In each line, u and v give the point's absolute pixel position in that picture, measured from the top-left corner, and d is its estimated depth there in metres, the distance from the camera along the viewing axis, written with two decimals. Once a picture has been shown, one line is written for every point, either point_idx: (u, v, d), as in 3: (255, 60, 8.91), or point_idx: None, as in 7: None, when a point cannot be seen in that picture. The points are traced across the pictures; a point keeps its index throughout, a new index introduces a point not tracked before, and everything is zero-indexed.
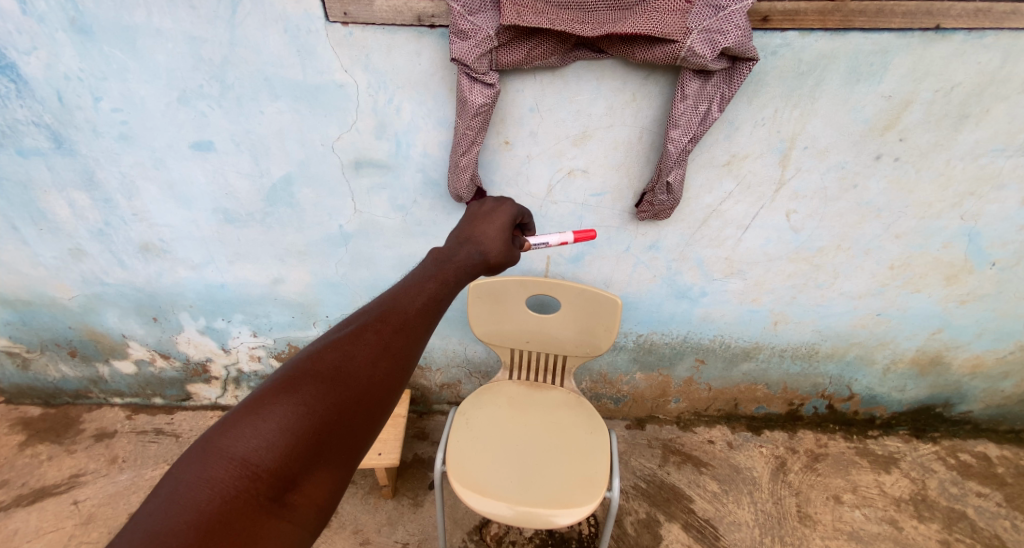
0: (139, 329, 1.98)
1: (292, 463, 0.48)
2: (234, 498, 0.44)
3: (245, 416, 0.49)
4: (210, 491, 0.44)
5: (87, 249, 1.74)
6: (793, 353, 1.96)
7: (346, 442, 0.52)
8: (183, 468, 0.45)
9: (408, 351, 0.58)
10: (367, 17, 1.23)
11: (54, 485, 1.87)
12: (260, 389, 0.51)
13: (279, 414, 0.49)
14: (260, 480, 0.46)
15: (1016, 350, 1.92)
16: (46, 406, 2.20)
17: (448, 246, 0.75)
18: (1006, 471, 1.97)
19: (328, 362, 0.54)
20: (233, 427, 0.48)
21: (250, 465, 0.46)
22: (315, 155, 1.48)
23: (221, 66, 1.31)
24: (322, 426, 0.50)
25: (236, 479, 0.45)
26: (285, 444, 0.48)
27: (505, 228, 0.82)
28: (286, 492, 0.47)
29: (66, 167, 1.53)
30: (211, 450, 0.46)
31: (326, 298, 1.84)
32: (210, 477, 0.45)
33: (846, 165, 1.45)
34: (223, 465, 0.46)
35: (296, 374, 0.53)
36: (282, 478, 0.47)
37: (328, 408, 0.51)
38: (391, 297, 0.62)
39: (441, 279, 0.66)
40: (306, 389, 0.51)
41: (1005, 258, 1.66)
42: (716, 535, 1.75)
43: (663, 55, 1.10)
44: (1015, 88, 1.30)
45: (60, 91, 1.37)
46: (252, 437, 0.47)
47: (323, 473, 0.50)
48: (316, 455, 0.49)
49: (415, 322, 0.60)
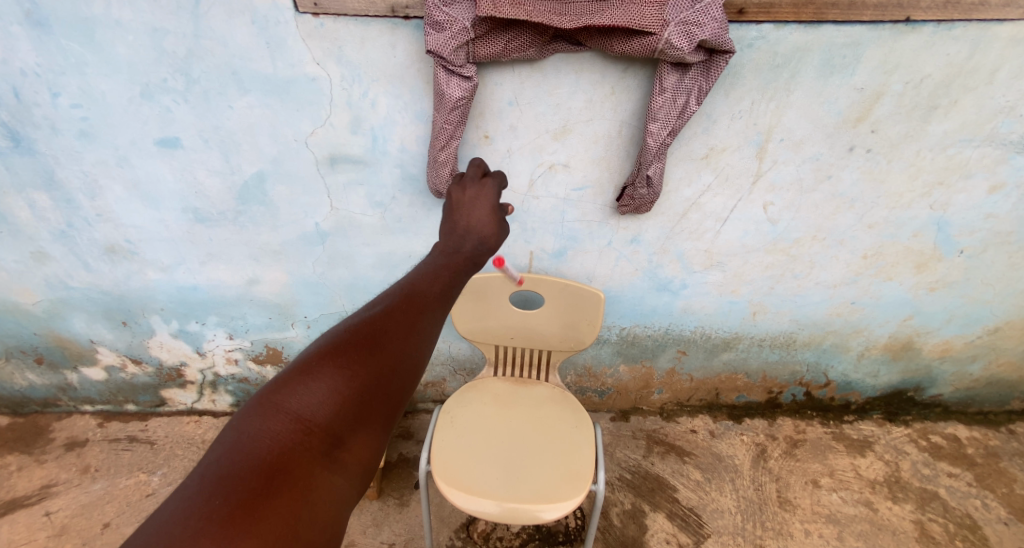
0: (107, 334, 1.90)
1: (342, 422, 0.49)
2: (291, 449, 0.46)
3: (297, 377, 0.50)
4: (270, 442, 0.46)
5: (48, 252, 1.66)
6: (772, 342, 2.00)
7: (386, 407, 0.52)
8: (244, 420, 0.47)
9: (433, 331, 0.56)
10: (338, 8, 1.19)
11: (23, 497, 1.79)
12: (308, 354, 0.53)
13: (327, 377, 0.50)
14: (313, 435, 0.47)
15: (983, 335, 2.00)
16: (12, 416, 2.11)
17: (449, 237, 0.71)
18: (975, 451, 2.05)
19: (363, 333, 0.54)
20: (287, 385, 0.49)
21: (305, 420, 0.48)
22: (288, 150, 1.43)
23: (185, 59, 1.26)
24: (366, 390, 0.51)
25: (293, 432, 0.47)
26: (335, 403, 0.49)
27: (495, 213, 0.77)
28: (335, 448, 0.48)
29: (23, 165, 1.45)
30: (270, 405, 0.48)
31: (304, 298, 1.80)
32: (270, 429, 0.46)
33: (821, 157, 1.47)
34: (281, 419, 0.47)
35: (338, 342, 0.53)
36: (333, 434, 0.48)
37: (370, 375, 0.51)
38: (411, 280, 0.60)
39: (452, 269, 0.64)
40: (349, 356, 0.52)
41: (973, 245, 1.71)
42: (700, 523, 1.78)
43: (641, 48, 1.09)
44: (981, 80, 1.34)
45: (15, 86, 1.30)
46: (306, 396, 0.49)
47: (367, 435, 0.51)
48: (361, 416, 0.50)
49: (438, 303, 0.58)
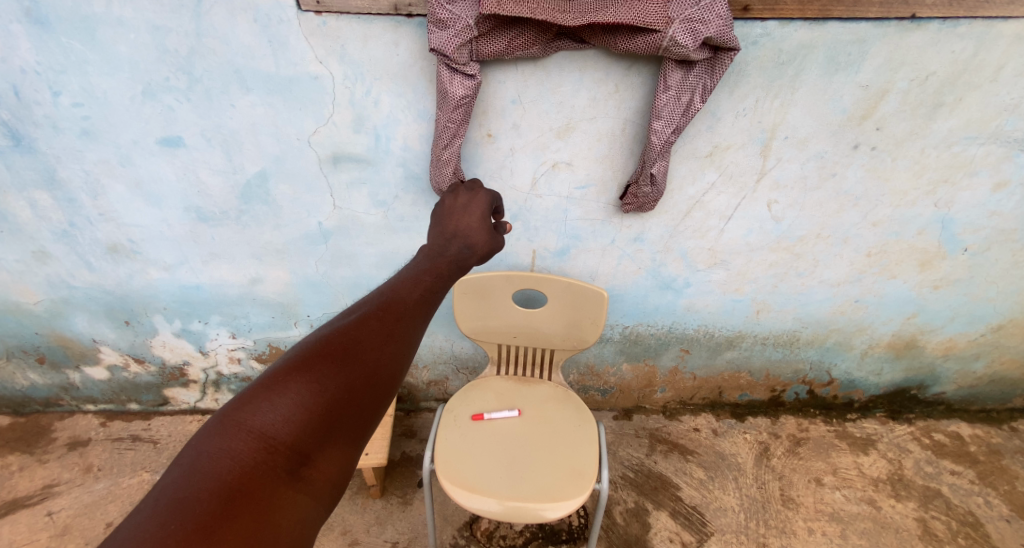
0: (110, 334, 1.90)
1: (310, 440, 0.43)
2: (251, 472, 0.40)
3: (261, 390, 0.45)
4: (229, 463, 0.40)
5: (51, 251, 1.65)
6: (775, 340, 1.99)
7: (361, 420, 0.47)
8: (200, 440, 0.41)
9: (413, 337, 0.53)
10: (340, 6, 1.19)
11: (26, 496, 1.80)
12: (274, 365, 0.47)
13: (294, 389, 0.45)
14: (276, 455, 0.42)
15: (987, 333, 1.99)
16: (15, 416, 2.11)
17: (436, 242, 0.71)
18: (978, 449, 2.05)
19: (337, 340, 0.50)
20: (250, 399, 0.44)
21: (267, 438, 0.42)
22: (290, 149, 1.43)
23: (187, 57, 1.25)
24: (339, 402, 0.46)
25: (253, 452, 0.41)
26: (302, 418, 0.44)
27: (484, 217, 0.80)
28: (303, 468, 0.42)
29: (25, 165, 1.45)
30: (228, 422, 0.42)
31: (307, 297, 1.80)
32: (229, 448, 0.41)
33: (825, 154, 1.47)
34: (241, 437, 0.41)
35: (308, 352, 0.48)
36: (300, 452, 0.43)
37: (342, 386, 0.46)
38: (393, 286, 0.57)
39: (435, 273, 0.62)
40: (320, 366, 0.47)
41: (977, 243, 1.70)
42: (703, 521, 1.78)
43: (645, 45, 1.08)
44: (986, 77, 1.33)
45: (16, 85, 1.29)
46: (269, 411, 0.43)
47: (340, 452, 0.45)
48: (333, 432, 0.45)
49: (419, 309, 0.56)
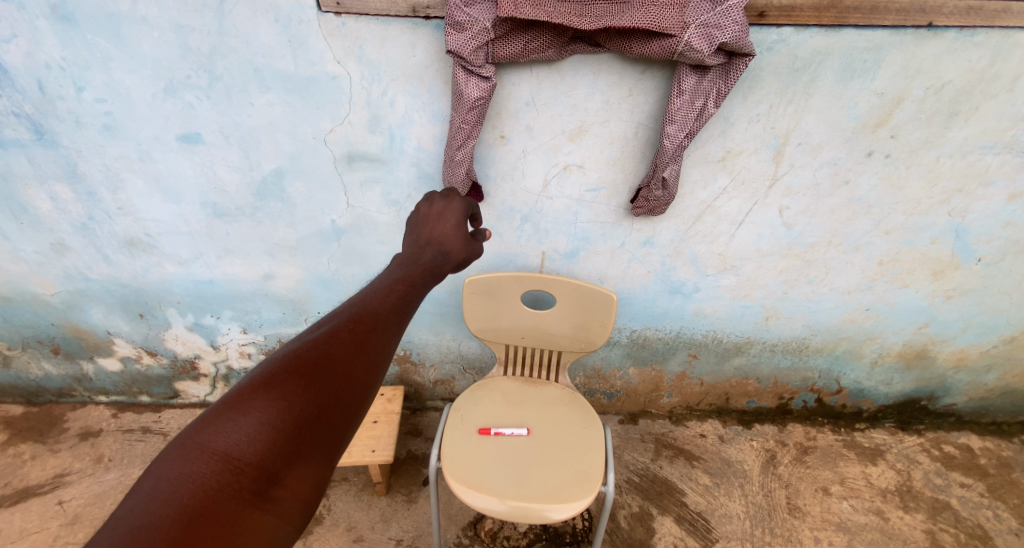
0: (124, 326, 1.93)
1: (274, 457, 0.47)
2: (216, 491, 0.43)
3: (225, 412, 0.47)
4: (193, 486, 0.43)
5: (69, 244, 1.69)
6: (784, 347, 1.98)
7: (327, 436, 0.50)
8: (162, 464, 0.44)
9: (383, 351, 0.57)
10: (360, 7, 1.21)
11: (38, 485, 1.82)
12: (238, 386, 0.50)
13: (259, 408, 0.48)
14: (241, 473, 0.45)
15: (1000, 344, 1.96)
16: (28, 405, 2.15)
17: (409, 250, 0.73)
18: (989, 462, 2.02)
19: (304, 358, 0.53)
20: (213, 423, 0.47)
21: (232, 459, 0.45)
22: (306, 148, 1.45)
23: (209, 56, 1.28)
24: (304, 421, 0.49)
25: (218, 473, 0.44)
26: (267, 437, 0.47)
27: (461, 224, 0.79)
28: (268, 486, 0.46)
29: (46, 158, 1.48)
30: (192, 446, 0.45)
31: (317, 294, 1.82)
32: (192, 472, 0.44)
33: (838, 161, 1.46)
34: (205, 459, 0.45)
35: (273, 372, 0.52)
36: (265, 471, 0.46)
37: (307, 403, 0.50)
38: (361, 301, 0.61)
39: (408, 282, 0.66)
40: (285, 386, 0.50)
41: (991, 253, 1.69)
42: (709, 527, 1.77)
43: (661, 50, 1.09)
44: (1004, 86, 1.32)
45: (41, 80, 1.32)
46: (233, 432, 0.46)
47: (305, 468, 0.48)
48: (297, 448, 0.48)
49: (389, 322, 0.59)
